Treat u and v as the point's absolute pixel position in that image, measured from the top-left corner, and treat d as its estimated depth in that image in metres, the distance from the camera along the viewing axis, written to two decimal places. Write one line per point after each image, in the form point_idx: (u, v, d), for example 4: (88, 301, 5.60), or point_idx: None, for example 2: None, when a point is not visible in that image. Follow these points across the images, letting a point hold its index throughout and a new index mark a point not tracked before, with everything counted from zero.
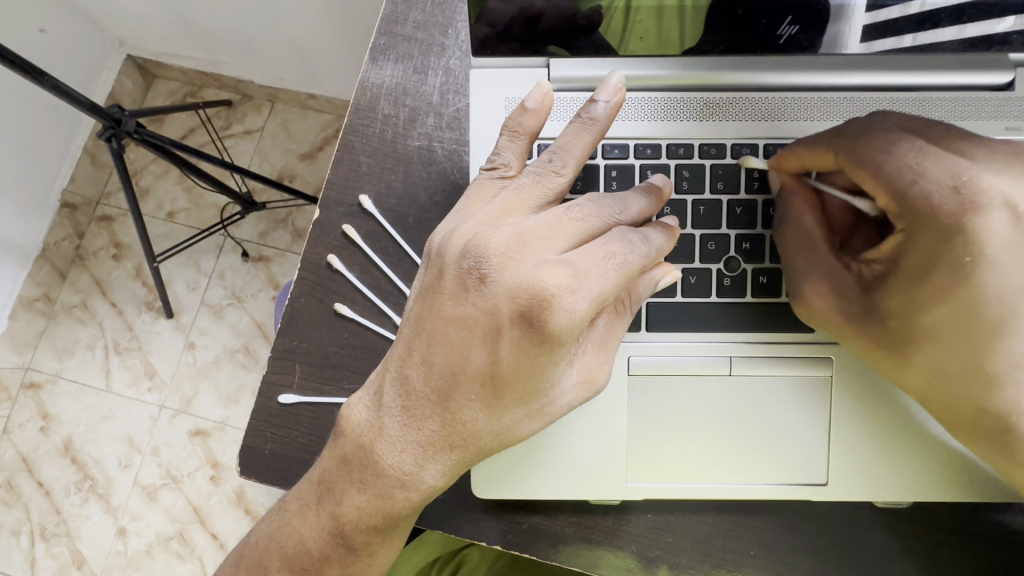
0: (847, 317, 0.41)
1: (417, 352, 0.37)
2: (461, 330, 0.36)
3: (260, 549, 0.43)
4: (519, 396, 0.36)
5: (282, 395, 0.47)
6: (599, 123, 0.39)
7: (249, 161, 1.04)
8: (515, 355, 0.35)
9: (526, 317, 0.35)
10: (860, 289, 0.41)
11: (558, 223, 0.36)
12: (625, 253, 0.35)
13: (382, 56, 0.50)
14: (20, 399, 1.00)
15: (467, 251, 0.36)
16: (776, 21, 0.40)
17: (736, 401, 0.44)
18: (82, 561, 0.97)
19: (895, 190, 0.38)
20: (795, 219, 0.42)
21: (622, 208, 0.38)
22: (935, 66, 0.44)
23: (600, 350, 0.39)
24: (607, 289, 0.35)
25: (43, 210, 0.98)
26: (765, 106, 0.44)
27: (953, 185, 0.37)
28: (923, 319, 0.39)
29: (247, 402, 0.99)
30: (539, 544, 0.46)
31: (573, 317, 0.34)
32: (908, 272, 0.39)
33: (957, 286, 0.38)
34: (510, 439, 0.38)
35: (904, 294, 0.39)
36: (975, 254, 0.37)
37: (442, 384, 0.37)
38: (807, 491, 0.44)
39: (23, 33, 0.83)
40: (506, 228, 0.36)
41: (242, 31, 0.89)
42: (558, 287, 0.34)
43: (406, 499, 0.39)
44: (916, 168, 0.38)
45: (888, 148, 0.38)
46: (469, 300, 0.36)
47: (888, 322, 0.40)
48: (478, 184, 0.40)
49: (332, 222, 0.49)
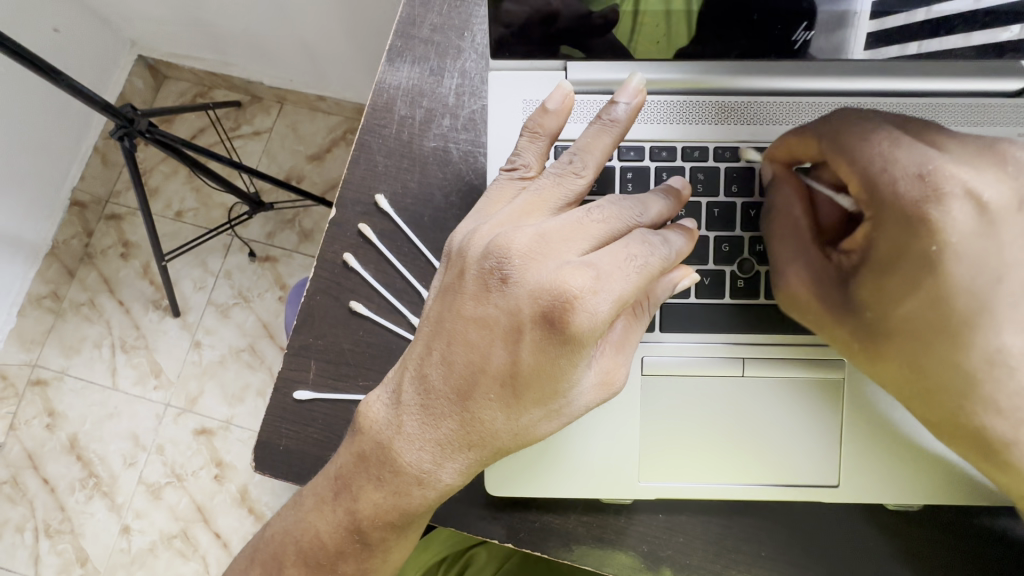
0: (823, 304, 0.41)
1: (438, 351, 0.38)
2: (482, 330, 0.37)
3: (275, 544, 0.43)
4: (539, 397, 0.37)
5: (297, 391, 0.48)
6: (620, 124, 0.40)
7: (258, 161, 1.04)
8: (536, 356, 0.36)
9: (548, 317, 0.35)
10: (839, 278, 0.40)
11: (579, 224, 0.37)
12: (645, 256, 0.36)
13: (398, 58, 0.51)
14: (27, 396, 1.01)
15: (490, 251, 0.37)
16: (791, 27, 0.41)
17: (749, 402, 0.45)
18: (86, 558, 0.98)
19: (865, 178, 0.37)
20: (782, 209, 0.42)
21: (641, 211, 0.38)
22: (948, 73, 0.44)
23: (618, 351, 0.39)
24: (628, 290, 0.35)
25: (53, 208, 0.98)
26: (778, 111, 0.45)
27: (918, 173, 0.36)
28: (894, 311, 0.38)
29: (252, 401, 1.00)
30: (551, 543, 0.46)
31: (594, 317, 0.35)
32: (879, 260, 0.38)
33: (927, 276, 0.37)
34: (528, 439, 0.38)
35: (876, 284, 0.38)
36: (942, 243, 0.36)
37: (461, 383, 0.37)
38: (818, 492, 0.45)
39: (37, 33, 0.84)
40: (528, 229, 0.37)
41: (253, 32, 0.89)
42: (579, 288, 0.35)
43: (424, 496, 0.39)
44: (886, 157, 0.36)
45: (864, 134, 0.37)
46: (490, 300, 0.36)
47: (864, 313, 0.39)
48: (499, 185, 0.41)
49: (348, 221, 0.49)
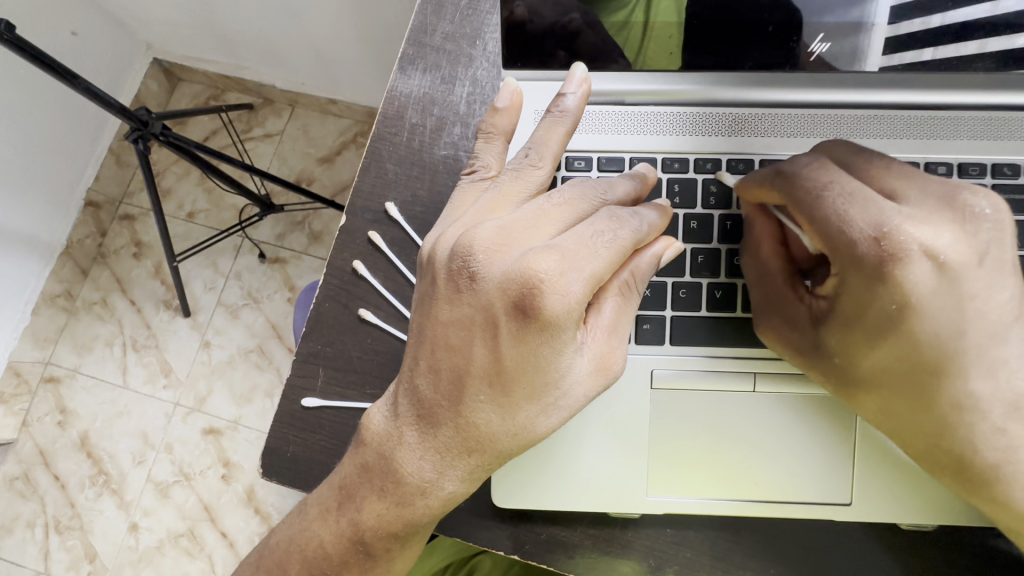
0: (797, 351, 0.41)
1: (423, 359, 0.38)
2: (460, 330, 0.36)
3: (281, 552, 0.43)
4: (528, 391, 0.36)
5: (305, 397, 0.48)
6: (570, 114, 0.40)
7: (268, 164, 1.05)
8: (516, 349, 0.35)
9: (520, 306, 0.35)
10: (811, 320, 0.40)
11: (542, 211, 0.37)
12: (614, 230, 0.36)
13: (410, 66, 0.51)
14: (40, 393, 1.02)
15: (455, 252, 0.37)
16: (806, 39, 0.41)
17: (756, 416, 0.44)
18: (95, 555, 0.99)
19: (825, 239, 0.36)
20: (752, 248, 0.42)
21: (606, 189, 0.39)
22: (967, 85, 0.43)
23: (611, 335, 0.38)
24: (600, 267, 0.35)
25: (68, 208, 0.99)
26: (791, 123, 0.44)
27: (875, 235, 0.34)
28: (861, 360, 0.39)
29: (260, 402, 1.00)
30: (557, 554, 0.46)
31: (567, 299, 0.34)
32: (844, 316, 0.37)
33: (890, 333, 0.36)
34: (527, 438, 0.37)
35: (843, 334, 0.38)
36: (902, 301, 0.35)
37: (449, 387, 0.37)
38: (829, 509, 0.44)
39: (55, 35, 0.85)
40: (490, 223, 0.36)
41: (266, 36, 0.90)
42: (547, 272, 0.34)
43: (427, 506, 0.39)
44: (841, 215, 0.35)
45: (820, 190, 0.36)
46: (463, 300, 0.36)
47: (833, 358, 0.40)
48: (463, 190, 0.42)
49: (358, 228, 0.49)
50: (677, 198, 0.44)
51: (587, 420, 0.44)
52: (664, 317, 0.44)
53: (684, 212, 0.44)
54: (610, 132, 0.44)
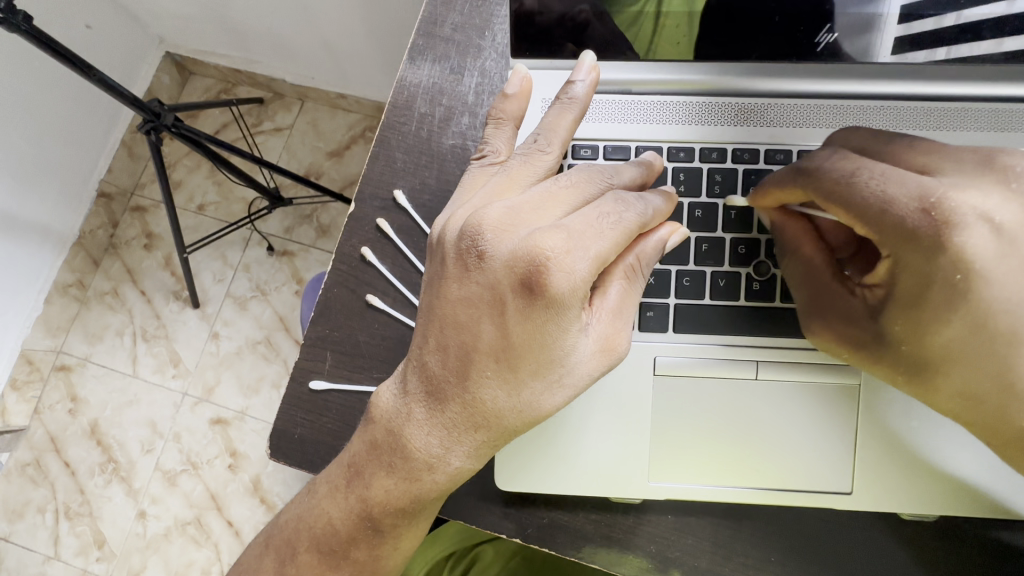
0: (857, 344, 0.41)
1: (432, 337, 0.38)
2: (468, 308, 0.37)
3: (290, 530, 0.44)
4: (533, 367, 0.37)
5: (312, 380, 0.49)
6: (577, 102, 0.41)
7: (278, 157, 1.06)
8: (523, 325, 0.36)
9: (526, 283, 0.35)
10: (869, 312, 0.40)
11: (549, 194, 0.37)
12: (621, 212, 0.36)
13: (419, 56, 0.52)
14: (51, 381, 1.03)
15: (463, 232, 0.37)
16: (814, 29, 0.41)
17: (760, 403, 0.44)
18: (104, 541, 1.00)
19: (867, 218, 0.36)
20: (793, 250, 0.42)
21: (613, 174, 0.39)
22: (975, 79, 0.43)
23: (616, 317, 0.38)
24: (606, 248, 0.36)
25: (81, 199, 1.01)
26: (797, 113, 0.45)
27: (922, 207, 0.35)
28: (930, 341, 0.37)
29: (268, 393, 1.02)
30: (559, 539, 0.46)
31: (573, 278, 0.35)
32: (908, 295, 0.37)
33: (958, 305, 0.36)
34: (533, 416, 0.38)
35: (906, 318, 0.38)
36: (966, 270, 0.35)
37: (457, 364, 0.38)
38: (832, 498, 0.44)
39: (69, 29, 0.86)
40: (498, 204, 0.37)
41: (277, 30, 0.91)
42: (553, 250, 0.35)
43: (435, 482, 0.40)
44: (881, 196, 0.35)
45: (849, 178, 0.36)
46: (471, 279, 0.37)
47: (898, 346, 0.39)
48: (472, 174, 0.42)
49: (367, 215, 0.50)
50: (683, 186, 0.44)
51: (590, 407, 0.44)
52: (667, 304, 0.44)
53: (689, 200, 0.44)
54: (617, 121, 0.45)
